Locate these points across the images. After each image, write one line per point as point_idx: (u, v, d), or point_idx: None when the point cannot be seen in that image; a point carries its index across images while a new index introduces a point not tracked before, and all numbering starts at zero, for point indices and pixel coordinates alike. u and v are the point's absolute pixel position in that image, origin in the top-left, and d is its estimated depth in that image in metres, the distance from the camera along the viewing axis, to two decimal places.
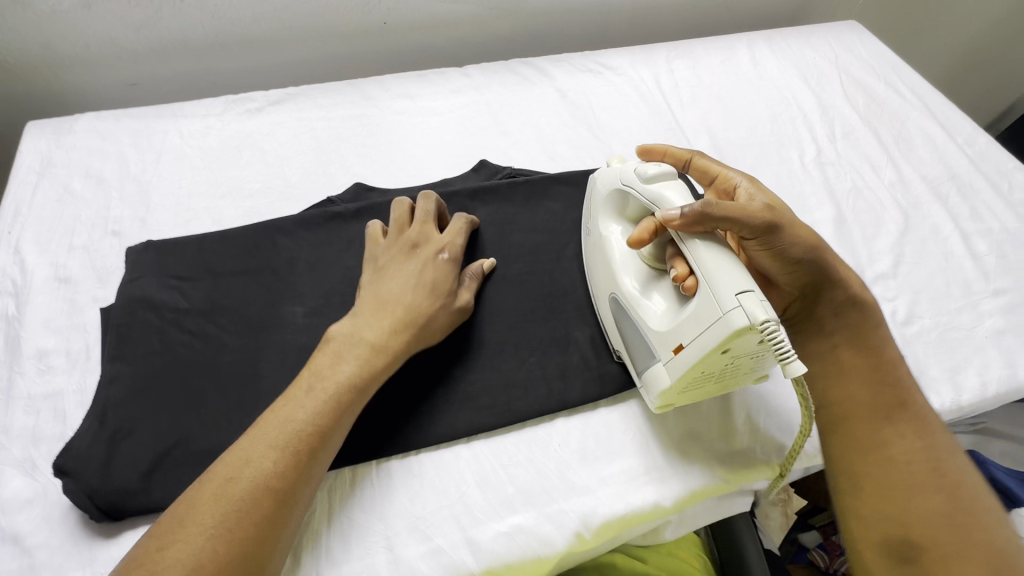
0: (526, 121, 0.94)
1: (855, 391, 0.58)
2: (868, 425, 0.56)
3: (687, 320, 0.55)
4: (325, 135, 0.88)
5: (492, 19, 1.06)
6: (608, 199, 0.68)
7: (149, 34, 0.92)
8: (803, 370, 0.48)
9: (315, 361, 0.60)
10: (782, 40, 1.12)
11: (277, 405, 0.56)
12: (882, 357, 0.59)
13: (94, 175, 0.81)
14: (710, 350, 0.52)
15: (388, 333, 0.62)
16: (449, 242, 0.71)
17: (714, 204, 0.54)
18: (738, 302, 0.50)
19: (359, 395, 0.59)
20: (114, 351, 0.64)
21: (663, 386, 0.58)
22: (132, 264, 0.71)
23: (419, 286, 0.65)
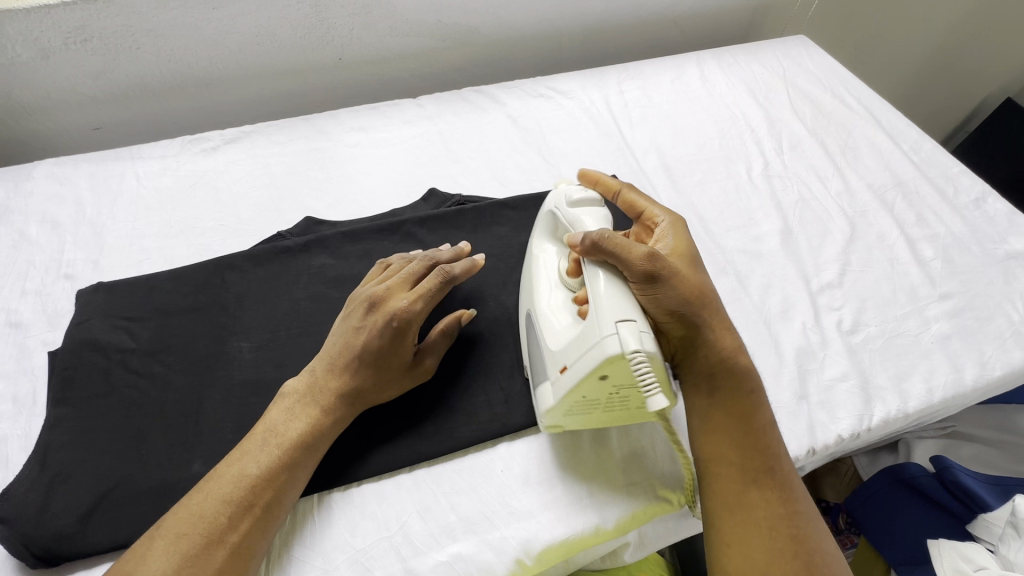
0: (477, 148, 0.96)
1: (729, 446, 0.59)
2: (736, 487, 0.57)
3: (574, 343, 0.57)
4: (279, 170, 0.91)
5: (446, 50, 1.09)
6: (543, 221, 0.70)
7: (108, 81, 0.95)
8: (662, 405, 0.51)
9: (269, 415, 0.61)
10: (730, 57, 1.14)
11: (231, 459, 0.57)
12: (757, 418, 0.60)
13: (50, 220, 0.83)
14: (587, 374, 0.54)
15: (336, 393, 0.62)
16: (402, 303, 0.65)
17: (608, 236, 0.57)
18: (615, 329, 0.53)
19: (311, 451, 0.60)
20: (60, 394, 0.65)
21: (549, 406, 0.60)
22: (81, 306, 0.72)
23: (362, 351, 0.63)
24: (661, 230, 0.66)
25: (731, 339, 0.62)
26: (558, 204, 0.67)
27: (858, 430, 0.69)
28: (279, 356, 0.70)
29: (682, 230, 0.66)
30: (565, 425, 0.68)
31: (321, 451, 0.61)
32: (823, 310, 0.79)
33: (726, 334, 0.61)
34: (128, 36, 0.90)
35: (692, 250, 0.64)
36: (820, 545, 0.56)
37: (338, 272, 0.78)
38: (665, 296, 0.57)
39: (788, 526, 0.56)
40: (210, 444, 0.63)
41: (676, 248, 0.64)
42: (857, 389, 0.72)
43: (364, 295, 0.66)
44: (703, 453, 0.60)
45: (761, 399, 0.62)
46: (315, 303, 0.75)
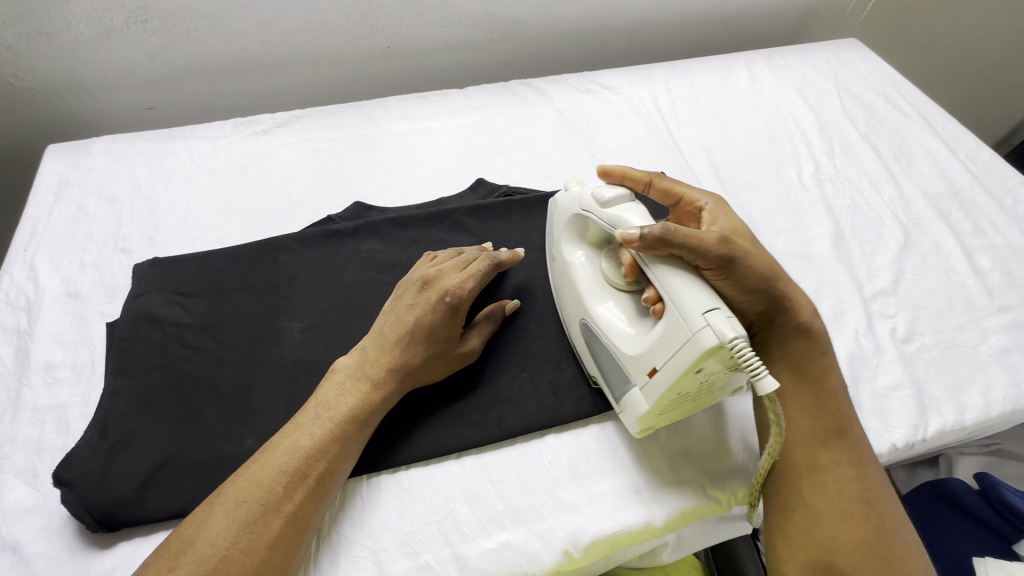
0: (523, 140, 0.96)
1: (802, 410, 0.59)
2: (807, 448, 0.58)
3: (658, 344, 0.55)
4: (328, 155, 0.91)
5: (493, 43, 1.09)
6: (569, 227, 0.69)
7: (164, 61, 0.97)
8: (774, 387, 0.48)
9: (321, 390, 0.61)
10: (780, 58, 1.12)
11: (285, 432, 0.58)
12: (827, 380, 0.61)
13: (107, 195, 0.84)
14: (685, 370, 0.52)
15: (388, 369, 0.63)
16: (458, 284, 0.66)
17: (675, 230, 0.53)
18: (705, 321, 0.50)
19: (362, 425, 0.60)
20: (118, 363, 0.66)
21: (642, 411, 0.58)
22: (139, 280, 0.74)
23: (415, 330, 0.64)
24: (710, 212, 0.67)
25: (803, 301, 0.62)
26: (586, 207, 0.65)
27: (912, 440, 0.67)
28: (329, 337, 0.71)
29: (730, 211, 0.67)
30: (612, 420, 0.67)
31: (372, 426, 0.61)
32: (876, 317, 0.77)
33: (800, 300, 0.61)
34: (187, 18, 0.92)
35: (746, 228, 0.66)
36: (891, 509, 0.55)
37: (387, 258, 0.78)
38: (748, 271, 0.57)
39: (860, 489, 0.55)
40: (262, 421, 0.64)
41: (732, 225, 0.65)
42: (911, 399, 0.70)
43: (421, 275, 0.67)
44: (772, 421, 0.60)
45: (832, 367, 0.62)
46: (365, 287, 0.76)
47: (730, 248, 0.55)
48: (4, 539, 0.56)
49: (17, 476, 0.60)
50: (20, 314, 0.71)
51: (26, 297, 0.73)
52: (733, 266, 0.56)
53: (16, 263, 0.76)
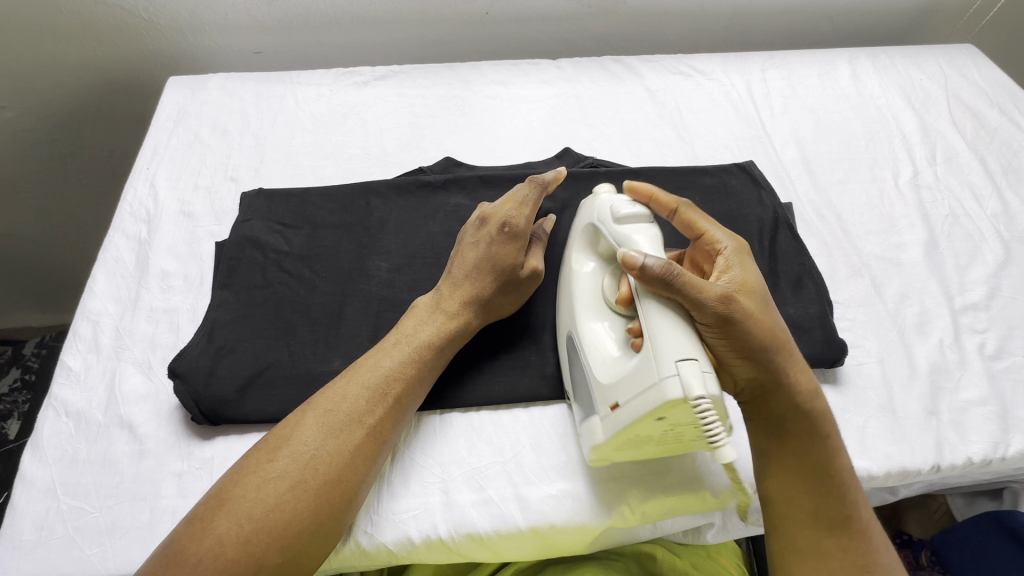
0: (611, 116, 0.96)
1: (802, 490, 0.56)
2: (807, 531, 0.56)
3: (627, 377, 0.54)
4: (422, 111, 0.95)
5: (589, 17, 1.09)
6: (583, 234, 0.68)
7: (278, 9, 1.02)
8: (731, 458, 0.49)
9: (402, 322, 0.65)
10: (886, 58, 1.08)
11: (366, 355, 0.62)
12: (835, 468, 0.57)
13: (220, 127, 0.91)
14: (644, 415, 0.52)
15: (461, 301, 0.66)
16: (513, 214, 0.69)
17: (677, 273, 0.52)
18: (677, 370, 0.50)
19: (437, 354, 0.63)
20: (225, 279, 0.72)
21: (598, 441, 0.58)
22: (245, 207, 0.80)
23: (478, 262, 0.67)
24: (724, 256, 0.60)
25: (805, 380, 0.58)
26: (603, 219, 0.64)
27: (990, 457, 0.66)
28: (412, 280, 0.75)
29: (750, 256, 0.61)
30: None
31: (445, 354, 0.64)
32: (964, 331, 0.74)
33: (797, 373, 0.57)
34: None
35: (762, 284, 0.59)
36: None
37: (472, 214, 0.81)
38: (739, 339, 0.54)
39: None
40: (349, 347, 0.68)
41: (744, 273, 0.59)
42: (994, 416, 0.68)
43: (479, 212, 0.71)
44: (768, 491, 0.58)
45: (838, 448, 0.58)
46: (450, 239, 0.79)
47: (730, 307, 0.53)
48: (122, 418, 0.63)
49: (135, 365, 0.67)
50: (141, 225, 0.78)
51: (146, 211, 0.80)
52: (729, 328, 0.53)
53: (139, 180, 0.83)
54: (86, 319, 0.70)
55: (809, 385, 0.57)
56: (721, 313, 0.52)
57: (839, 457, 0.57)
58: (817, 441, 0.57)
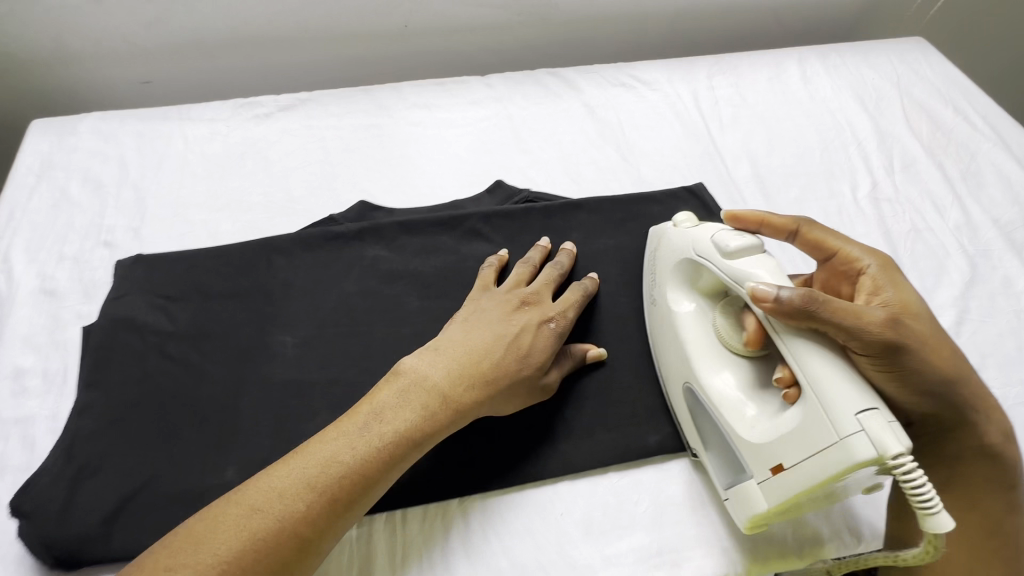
0: (548, 138, 0.87)
1: (975, 548, 0.53)
2: None
3: (790, 435, 0.48)
4: (334, 145, 0.83)
5: (519, 25, 0.99)
6: (678, 270, 0.62)
7: (161, 32, 0.89)
8: (950, 526, 0.42)
9: (376, 394, 0.54)
10: (836, 57, 1.01)
11: (325, 436, 0.51)
12: (1013, 525, 0.53)
13: (93, 179, 0.77)
14: (823, 481, 0.45)
15: (471, 393, 0.56)
16: (559, 312, 0.64)
17: (824, 302, 0.46)
18: (860, 425, 0.44)
19: (412, 446, 0.53)
20: (90, 376, 0.60)
21: (757, 509, 0.51)
22: (120, 280, 0.67)
23: (512, 345, 0.59)
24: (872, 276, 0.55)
25: (989, 420, 0.53)
26: (704, 253, 0.58)
27: None
28: (322, 356, 0.64)
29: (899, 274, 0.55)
30: (634, 470, 0.61)
31: (425, 449, 0.54)
32: None
33: (976, 406, 0.53)
34: None
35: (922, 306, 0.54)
36: None
37: (392, 267, 0.71)
38: (912, 371, 0.48)
39: None
40: (246, 449, 0.58)
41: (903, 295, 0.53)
42: None
43: (518, 295, 0.64)
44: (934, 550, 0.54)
45: (1021, 501, 0.54)
46: (367, 299, 0.68)
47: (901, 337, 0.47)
48: None
49: None
50: None
51: None
52: (898, 362, 0.47)
53: None
54: None
55: (984, 417, 0.53)
56: (887, 343, 0.46)
57: (1015, 500, 0.53)
58: (999, 491, 0.53)
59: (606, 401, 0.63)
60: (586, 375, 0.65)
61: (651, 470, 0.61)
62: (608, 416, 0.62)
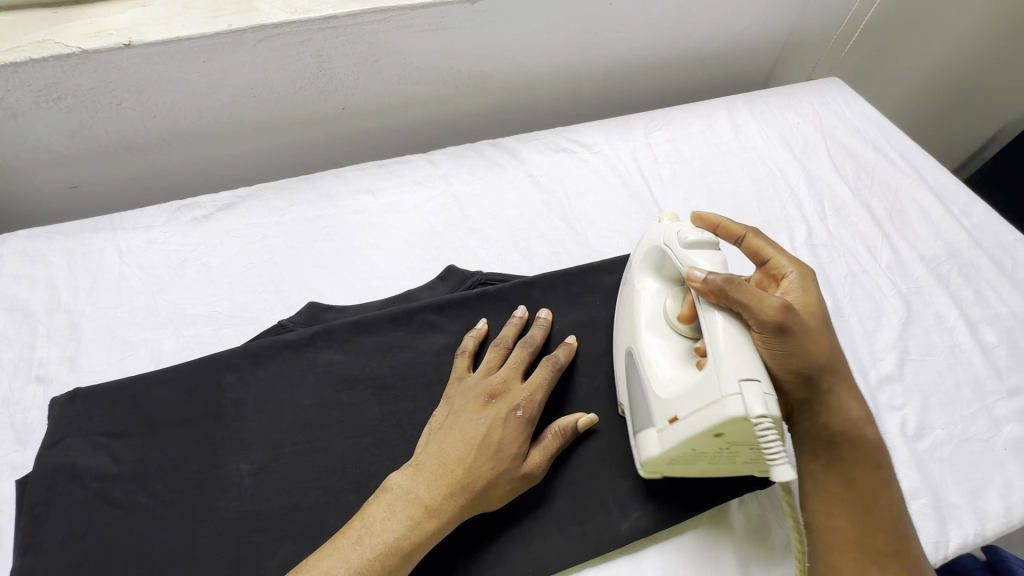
0: (496, 214, 0.88)
1: (848, 519, 0.55)
2: (853, 562, 0.54)
3: (688, 392, 0.54)
4: (279, 242, 0.82)
5: (458, 96, 1.00)
6: (649, 255, 0.67)
7: (87, 138, 0.86)
8: (788, 477, 0.48)
9: (368, 510, 0.56)
10: (762, 103, 1.06)
11: (320, 554, 0.53)
12: (885, 496, 0.56)
13: (20, 307, 0.73)
14: (702, 431, 0.52)
15: (447, 498, 0.56)
16: (529, 395, 0.63)
17: (736, 283, 0.53)
18: (739, 389, 0.50)
19: (405, 559, 0.54)
20: (28, 539, 0.56)
21: (652, 454, 0.57)
22: (55, 419, 0.63)
23: (483, 445, 0.59)
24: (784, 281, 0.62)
25: (862, 405, 0.58)
26: (670, 242, 0.63)
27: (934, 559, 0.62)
28: (280, 481, 0.61)
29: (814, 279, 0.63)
30: (609, 562, 0.60)
31: (415, 560, 0.55)
32: (884, 410, 0.72)
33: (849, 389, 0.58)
34: (108, 92, 0.81)
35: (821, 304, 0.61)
36: None
37: (348, 372, 0.68)
38: (797, 350, 0.54)
39: None
40: None
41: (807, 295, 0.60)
42: (928, 508, 0.65)
43: (486, 385, 0.64)
44: (816, 519, 0.57)
45: (892, 479, 0.57)
46: (324, 411, 0.66)
47: (790, 320, 0.53)
48: None
49: None
50: None
51: None
52: (786, 341, 0.53)
53: None
54: None
55: (860, 400, 0.58)
56: (777, 321, 0.53)
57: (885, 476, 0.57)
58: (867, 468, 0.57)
59: (580, 490, 0.62)
60: (558, 464, 0.63)
61: (626, 560, 0.60)
62: (583, 507, 0.61)
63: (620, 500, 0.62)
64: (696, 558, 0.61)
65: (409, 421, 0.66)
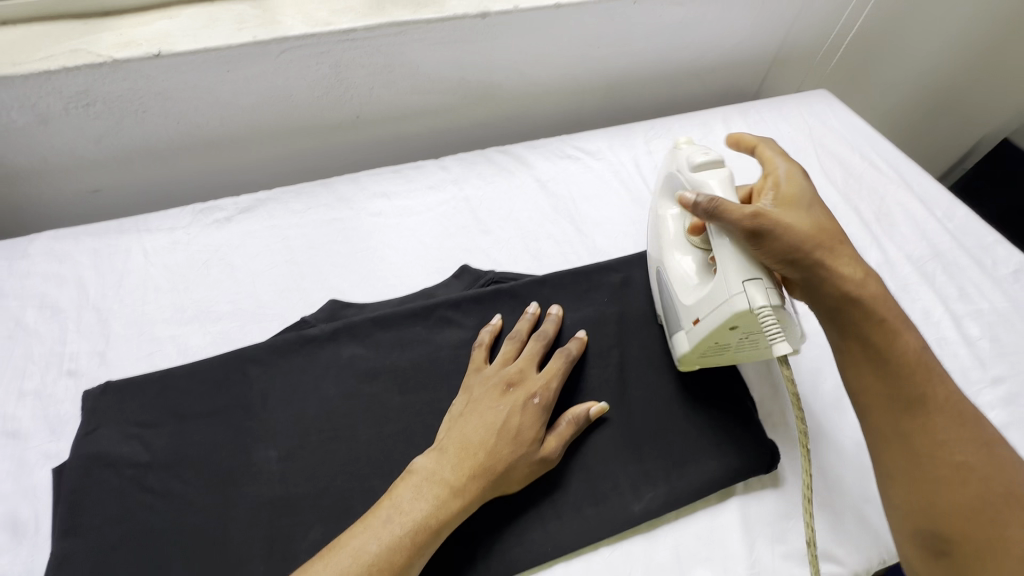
0: (506, 216, 0.92)
1: (873, 375, 0.58)
2: (887, 419, 0.57)
3: (704, 297, 0.64)
4: (299, 243, 0.85)
5: (466, 106, 1.05)
6: (667, 186, 0.77)
7: (112, 144, 0.89)
8: (787, 350, 0.58)
9: (396, 491, 0.59)
10: (755, 114, 1.12)
11: (351, 532, 0.56)
12: (897, 348, 0.58)
13: (49, 304, 0.76)
14: (717, 326, 0.62)
15: (471, 479, 0.59)
16: (544, 384, 0.67)
17: (714, 201, 0.61)
18: (744, 289, 0.60)
19: (433, 536, 0.56)
20: (67, 523, 0.58)
21: (683, 351, 0.68)
22: (89, 410, 0.66)
23: (503, 429, 0.62)
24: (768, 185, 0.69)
25: (854, 266, 0.61)
26: (681, 170, 0.72)
27: None
28: (308, 467, 0.64)
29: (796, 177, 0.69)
30: (624, 541, 0.64)
31: (442, 538, 0.57)
32: None
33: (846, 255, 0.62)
34: (135, 99, 0.85)
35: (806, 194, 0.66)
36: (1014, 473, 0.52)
37: (370, 364, 0.71)
38: (774, 240, 0.60)
39: (954, 454, 0.54)
40: None
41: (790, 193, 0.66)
42: None
43: (503, 374, 0.67)
44: (850, 386, 0.61)
45: (903, 328, 0.59)
46: (348, 401, 0.69)
47: (762, 221, 0.60)
48: None
49: None
50: None
51: None
52: (765, 239, 0.60)
53: None
54: None
55: (858, 263, 0.61)
56: (762, 225, 0.60)
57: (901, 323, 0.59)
58: (880, 326, 0.59)
59: (594, 472, 0.66)
60: (573, 449, 0.67)
61: (639, 540, 0.64)
62: (598, 488, 0.65)
63: (632, 482, 0.65)
64: (706, 536, 0.64)
65: (429, 410, 0.69)
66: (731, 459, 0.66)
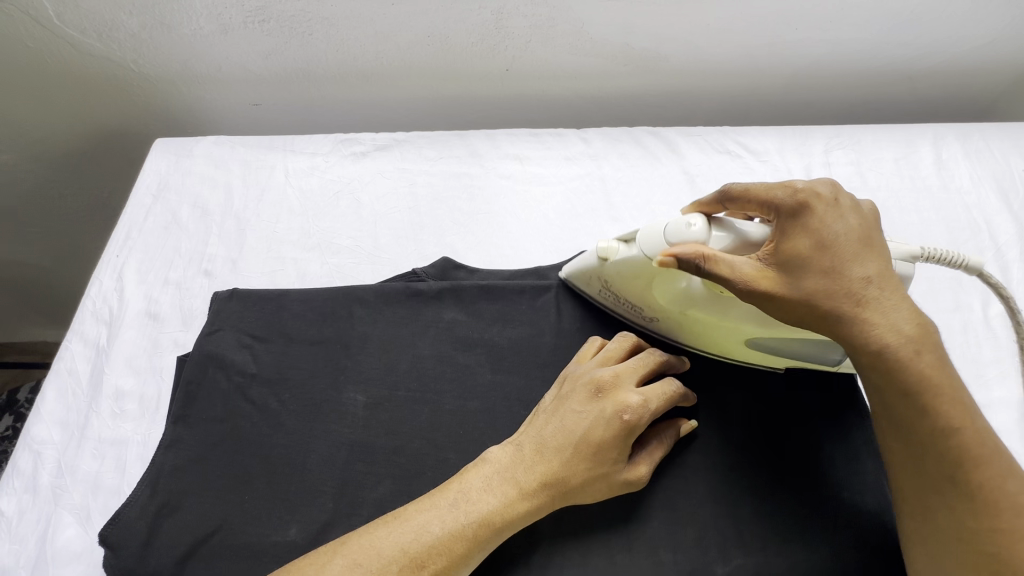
0: (641, 206, 0.83)
1: (903, 439, 0.46)
2: (915, 484, 0.45)
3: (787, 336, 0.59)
4: (424, 192, 0.84)
5: (623, 75, 0.95)
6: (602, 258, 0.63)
7: (276, 62, 0.93)
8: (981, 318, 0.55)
9: (466, 475, 0.56)
10: (981, 138, 0.89)
11: (416, 506, 0.54)
12: (942, 415, 0.44)
13: (200, 205, 0.82)
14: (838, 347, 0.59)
15: (541, 484, 0.55)
16: (639, 404, 0.57)
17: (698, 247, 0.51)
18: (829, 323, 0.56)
19: (493, 534, 0.54)
20: (181, 411, 0.64)
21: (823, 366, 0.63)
22: (215, 313, 0.71)
23: (581, 441, 0.56)
24: (782, 222, 0.50)
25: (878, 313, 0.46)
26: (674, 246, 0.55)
27: None
28: (390, 422, 0.64)
29: (819, 206, 0.49)
30: None
31: (503, 537, 0.55)
32: None
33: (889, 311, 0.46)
34: (304, 20, 0.87)
35: (843, 233, 0.48)
36: None
37: (468, 334, 0.69)
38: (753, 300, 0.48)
39: (979, 539, 0.43)
40: (309, 509, 0.60)
41: (803, 234, 0.48)
42: None
43: (593, 378, 0.59)
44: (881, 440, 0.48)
45: (943, 391, 0.45)
46: (440, 366, 0.67)
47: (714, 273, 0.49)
48: None
49: (71, 513, 0.62)
50: (103, 330, 0.73)
51: (110, 310, 0.74)
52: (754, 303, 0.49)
53: (108, 270, 0.77)
54: (28, 450, 0.66)
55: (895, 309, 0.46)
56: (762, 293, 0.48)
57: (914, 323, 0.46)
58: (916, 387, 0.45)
59: (680, 517, 0.58)
60: (662, 485, 0.60)
61: None
62: (682, 537, 0.58)
63: (722, 541, 0.57)
64: None
65: (517, 397, 0.65)
66: (852, 554, 0.56)
